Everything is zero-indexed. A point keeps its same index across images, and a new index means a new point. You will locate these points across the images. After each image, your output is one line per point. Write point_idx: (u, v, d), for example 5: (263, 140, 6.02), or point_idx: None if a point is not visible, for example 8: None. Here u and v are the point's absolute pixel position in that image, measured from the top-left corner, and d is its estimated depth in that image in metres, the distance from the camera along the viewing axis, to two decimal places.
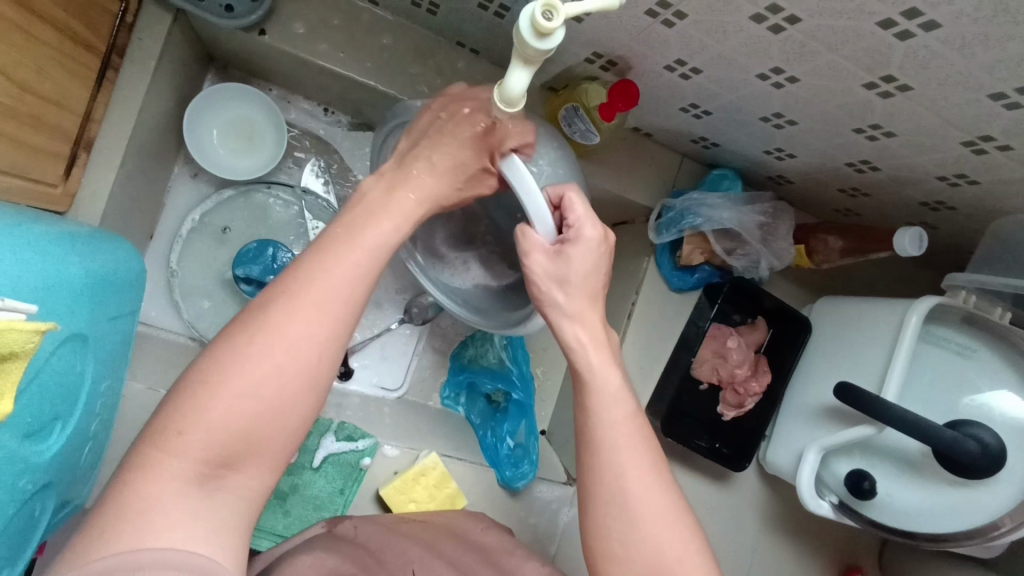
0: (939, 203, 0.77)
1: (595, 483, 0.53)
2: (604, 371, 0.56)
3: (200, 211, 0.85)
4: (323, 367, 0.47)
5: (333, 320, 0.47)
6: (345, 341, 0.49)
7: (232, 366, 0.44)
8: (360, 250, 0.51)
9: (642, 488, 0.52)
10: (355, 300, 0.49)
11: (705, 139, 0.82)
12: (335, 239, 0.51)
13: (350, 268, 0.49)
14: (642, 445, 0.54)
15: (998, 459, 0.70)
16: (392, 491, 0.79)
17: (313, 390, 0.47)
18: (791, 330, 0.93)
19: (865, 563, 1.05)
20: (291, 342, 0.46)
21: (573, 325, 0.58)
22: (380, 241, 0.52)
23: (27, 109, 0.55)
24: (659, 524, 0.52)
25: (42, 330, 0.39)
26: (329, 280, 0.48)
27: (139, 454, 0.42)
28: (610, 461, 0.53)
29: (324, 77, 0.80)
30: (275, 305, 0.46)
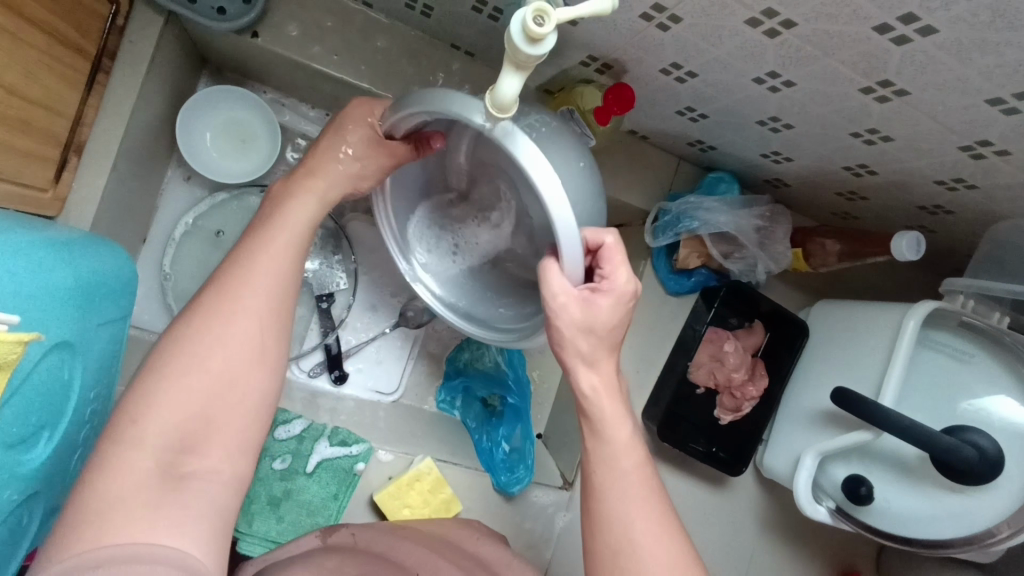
0: (937, 207, 0.77)
1: (603, 531, 0.53)
2: (615, 422, 0.56)
3: (193, 214, 0.85)
4: (272, 342, 0.50)
5: (271, 295, 0.51)
6: (285, 316, 0.52)
7: (178, 354, 0.47)
8: (290, 235, 0.54)
9: (647, 534, 0.52)
10: (284, 278, 0.52)
11: (702, 143, 0.82)
12: (263, 229, 0.54)
13: (282, 252, 0.53)
14: (647, 491, 0.54)
15: (995, 465, 0.69)
16: (386, 496, 0.79)
17: (266, 365, 0.50)
18: (789, 334, 0.93)
19: (862, 567, 1.05)
20: (229, 321, 0.49)
21: (588, 373, 0.56)
22: (302, 224, 0.55)
23: (15, 114, 0.55)
24: (666, 569, 0.51)
25: (26, 340, 0.38)
26: (262, 262, 0.51)
27: (97, 454, 0.43)
28: (619, 514, 0.53)
29: (317, 79, 0.79)
30: (211, 289, 0.50)
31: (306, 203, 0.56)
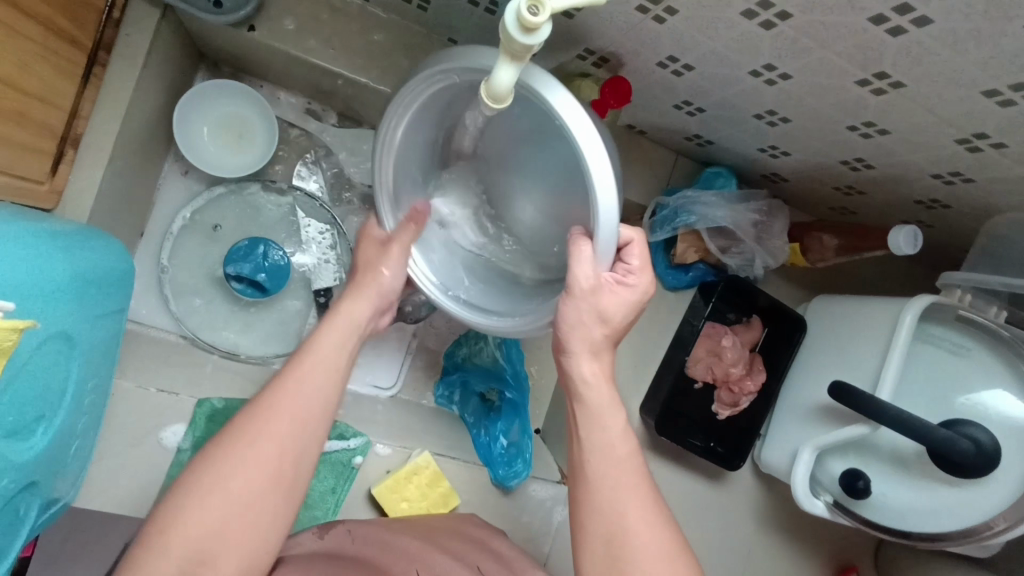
0: (934, 202, 0.77)
1: (595, 520, 0.55)
2: (613, 411, 0.59)
3: (191, 209, 0.84)
4: (292, 468, 0.54)
5: (294, 423, 0.55)
6: (307, 443, 0.55)
7: (206, 474, 0.51)
8: (325, 360, 0.59)
9: (630, 517, 0.54)
10: (311, 407, 0.56)
11: (699, 137, 0.82)
12: (296, 359, 0.58)
13: (318, 377, 0.58)
14: (633, 477, 0.56)
15: (991, 459, 0.69)
16: (384, 490, 0.79)
17: (284, 492, 0.53)
18: (786, 329, 0.93)
19: (860, 562, 1.05)
20: (256, 448, 0.52)
21: (589, 363, 0.60)
22: (332, 356, 0.59)
23: (10, 106, 0.55)
24: (657, 561, 0.53)
25: (21, 327, 0.38)
26: (298, 384, 0.56)
27: (128, 559, 0.49)
28: (612, 501, 0.55)
29: (315, 74, 0.79)
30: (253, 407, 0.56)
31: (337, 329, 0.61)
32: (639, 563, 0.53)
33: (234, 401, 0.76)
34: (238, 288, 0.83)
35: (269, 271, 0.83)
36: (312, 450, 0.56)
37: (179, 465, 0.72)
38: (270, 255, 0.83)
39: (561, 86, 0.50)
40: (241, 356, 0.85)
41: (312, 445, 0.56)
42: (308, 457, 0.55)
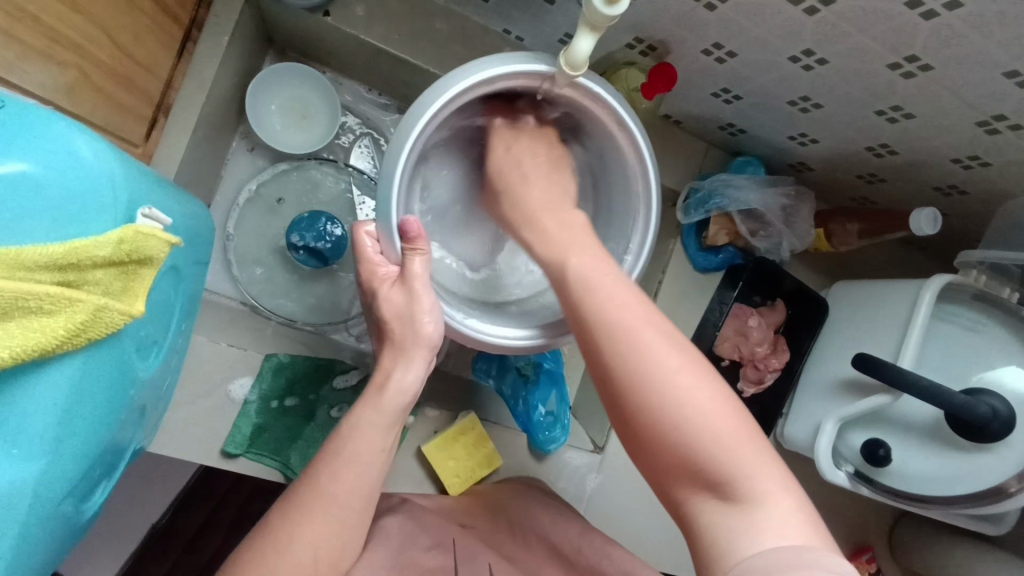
0: (952, 187, 0.82)
1: (602, 336, 0.51)
2: (580, 251, 0.58)
3: (256, 181, 0.90)
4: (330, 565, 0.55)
5: (330, 520, 0.55)
6: (347, 538, 0.56)
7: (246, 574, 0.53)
8: (367, 452, 0.58)
9: (630, 332, 0.50)
10: (348, 504, 0.56)
11: (732, 126, 0.88)
12: (332, 451, 0.57)
13: (359, 470, 0.57)
14: (620, 295, 0.52)
15: (1008, 424, 0.74)
16: (434, 447, 0.83)
17: None
18: (809, 311, 0.98)
19: (875, 542, 1.10)
20: (293, 555, 0.53)
21: (546, 229, 0.61)
22: (371, 447, 0.58)
23: (123, 69, 0.61)
24: (681, 366, 0.48)
25: (172, 242, 0.43)
26: (333, 479, 0.56)
27: None
28: (613, 315, 0.51)
29: (379, 59, 0.85)
30: (294, 502, 0.56)
31: (373, 416, 0.59)
32: (657, 365, 0.48)
33: (299, 358, 0.83)
34: (299, 257, 0.87)
35: (330, 244, 0.86)
36: (351, 541, 0.56)
37: (246, 416, 0.76)
38: (330, 231, 0.87)
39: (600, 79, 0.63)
40: (299, 324, 0.89)
41: (351, 537, 0.56)
42: (344, 550, 0.56)
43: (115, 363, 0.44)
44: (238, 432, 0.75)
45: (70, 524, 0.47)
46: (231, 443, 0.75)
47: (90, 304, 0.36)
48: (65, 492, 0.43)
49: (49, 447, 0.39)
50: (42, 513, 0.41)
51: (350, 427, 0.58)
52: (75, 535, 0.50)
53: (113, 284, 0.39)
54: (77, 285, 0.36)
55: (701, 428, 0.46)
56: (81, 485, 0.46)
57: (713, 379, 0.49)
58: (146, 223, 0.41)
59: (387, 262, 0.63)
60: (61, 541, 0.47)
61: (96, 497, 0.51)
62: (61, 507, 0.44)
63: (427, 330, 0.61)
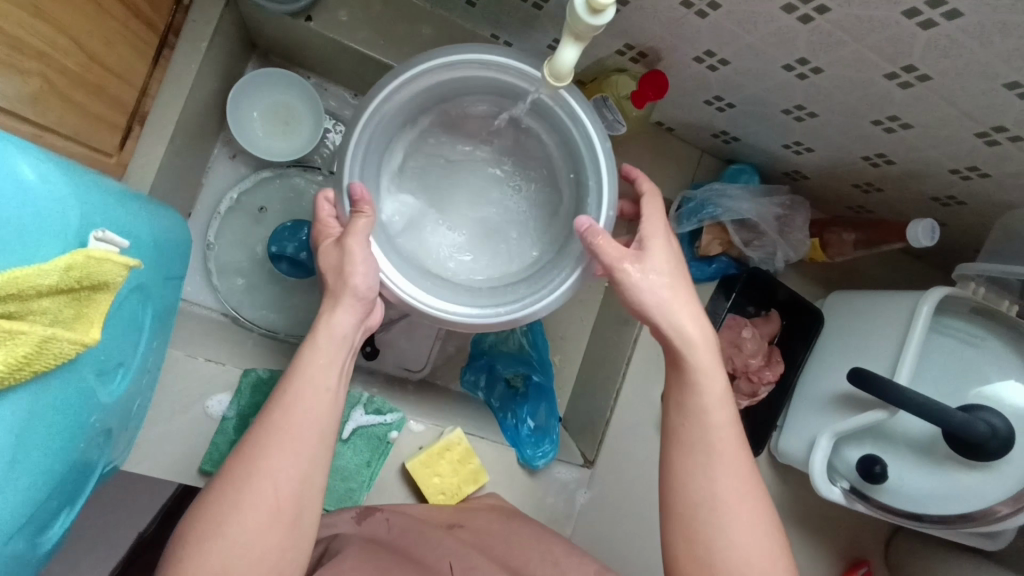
0: (949, 198, 0.81)
1: (694, 464, 0.58)
2: (711, 376, 0.60)
3: (238, 190, 0.87)
4: (291, 502, 0.53)
5: (289, 452, 0.53)
6: (308, 473, 0.54)
7: (206, 516, 0.51)
8: (316, 386, 0.57)
9: (717, 473, 0.57)
10: (304, 439, 0.54)
11: (726, 134, 0.86)
12: (281, 392, 0.56)
13: (307, 402, 0.56)
14: (741, 454, 0.58)
15: (1006, 443, 0.72)
16: (418, 464, 0.81)
17: (287, 525, 0.52)
18: (805, 322, 0.96)
19: (872, 557, 1.08)
20: (251, 490, 0.52)
21: (690, 324, 0.60)
22: (318, 381, 0.57)
23: (93, 78, 0.59)
24: (745, 519, 0.57)
25: (131, 265, 0.41)
26: (284, 414, 0.55)
27: None
28: (711, 454, 0.58)
29: (363, 64, 0.83)
30: (247, 441, 0.54)
31: (320, 353, 0.58)
32: (727, 517, 0.56)
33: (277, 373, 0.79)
34: (281, 268, 0.85)
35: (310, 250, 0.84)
36: (312, 477, 0.54)
37: (224, 433, 0.74)
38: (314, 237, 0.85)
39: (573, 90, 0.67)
40: (281, 335, 0.86)
41: (309, 469, 0.54)
42: (308, 484, 0.54)
43: (72, 390, 0.42)
44: (214, 451, 0.73)
45: (24, 558, 0.45)
46: (207, 461, 0.73)
47: (34, 336, 0.34)
48: (16, 528, 0.41)
49: None
50: None
51: (294, 368, 0.57)
52: (32, 568, 0.48)
53: (64, 312, 0.36)
54: (21, 317, 0.33)
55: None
56: (34, 519, 0.44)
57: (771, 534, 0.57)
58: (99, 247, 0.38)
59: (339, 226, 0.65)
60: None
61: (54, 528, 0.49)
62: (10, 544, 0.41)
63: (354, 285, 0.61)
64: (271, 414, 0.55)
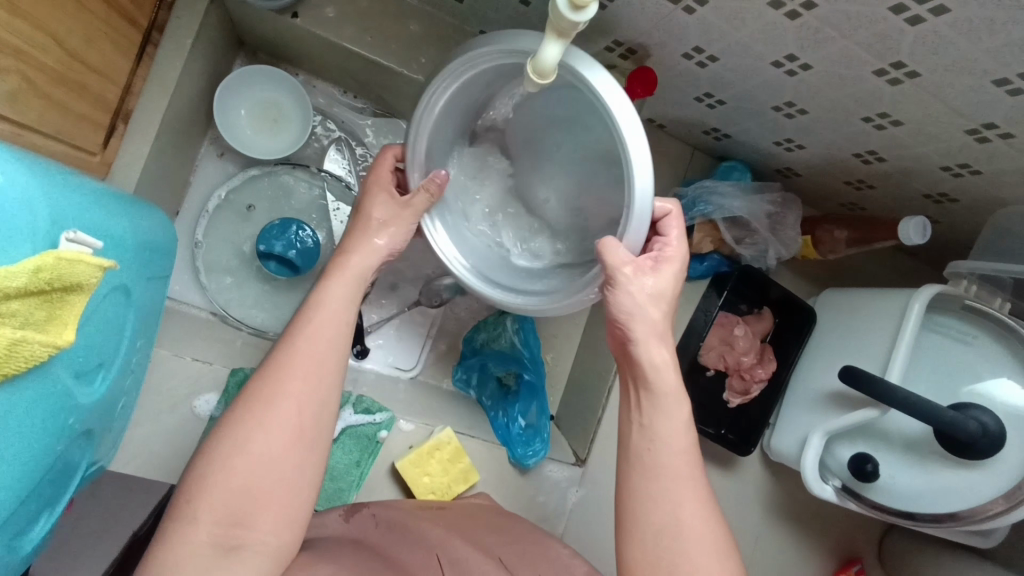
0: (942, 195, 0.80)
1: (661, 486, 0.57)
2: (677, 399, 0.60)
3: (227, 188, 0.86)
4: (311, 425, 0.57)
5: (308, 378, 0.57)
6: (324, 401, 0.58)
7: (232, 433, 0.55)
8: (333, 322, 0.60)
9: (680, 496, 0.57)
10: (322, 370, 0.58)
11: (717, 131, 0.86)
12: (300, 325, 0.60)
13: (323, 337, 0.59)
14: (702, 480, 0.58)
15: (996, 442, 0.72)
16: (408, 464, 0.81)
17: (306, 445, 0.56)
18: (797, 320, 0.96)
19: (865, 553, 1.08)
20: (273, 412, 0.55)
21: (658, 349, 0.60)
22: (336, 317, 0.60)
23: (74, 76, 0.59)
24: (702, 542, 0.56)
25: (105, 266, 0.40)
26: (305, 345, 0.58)
27: (164, 526, 0.53)
28: (675, 476, 0.58)
29: (351, 61, 0.82)
30: (269, 368, 0.58)
31: (339, 290, 0.62)
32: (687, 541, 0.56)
33: None
34: (269, 267, 0.85)
35: (301, 251, 0.84)
36: (328, 406, 0.58)
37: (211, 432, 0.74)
38: (302, 236, 0.85)
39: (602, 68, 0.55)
40: (270, 334, 0.86)
41: (327, 396, 0.58)
42: (323, 412, 0.58)
43: (48, 392, 0.42)
44: None
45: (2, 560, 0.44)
46: None
47: (3, 338, 0.33)
48: None
49: None
50: None
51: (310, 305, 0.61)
52: (12, 570, 0.47)
53: (35, 314, 0.36)
54: None
55: None
56: (12, 521, 0.44)
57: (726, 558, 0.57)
58: (71, 248, 0.38)
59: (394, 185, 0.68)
60: None
61: (35, 530, 0.49)
62: None
63: (379, 240, 0.66)
64: (292, 346, 0.58)
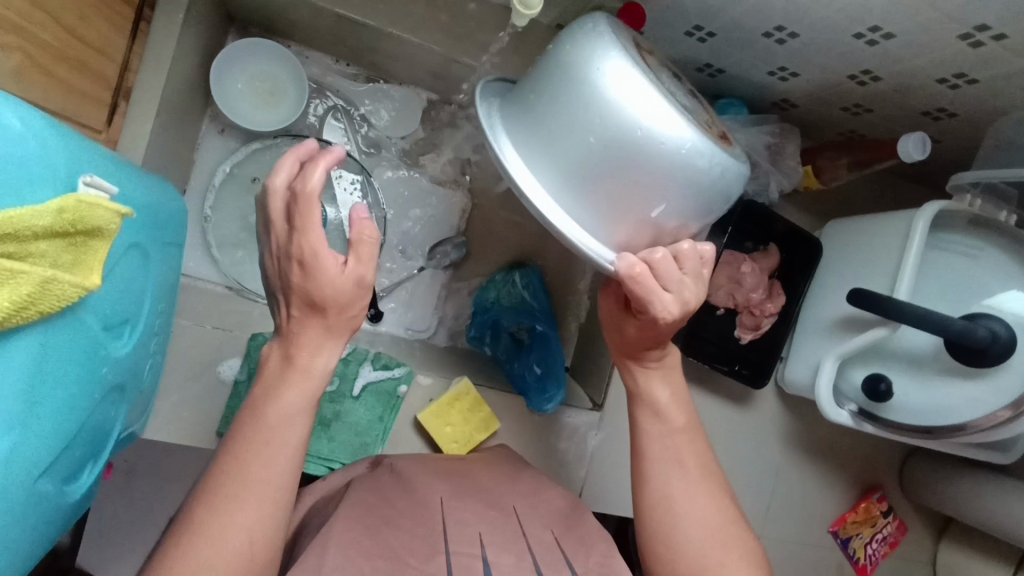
0: (941, 111, 0.80)
1: (654, 457, 0.67)
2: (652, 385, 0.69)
3: (230, 162, 0.88)
4: (265, 549, 0.50)
5: (261, 499, 0.51)
6: (278, 517, 0.52)
7: (173, 568, 0.47)
8: (284, 433, 0.53)
9: (668, 461, 0.66)
10: (276, 484, 0.52)
11: (710, 66, 0.85)
12: (248, 435, 0.53)
13: (276, 448, 0.53)
14: (688, 448, 0.67)
15: (1009, 348, 0.72)
16: (429, 415, 0.83)
17: (260, 573, 0.50)
18: (802, 252, 0.95)
19: (885, 481, 1.11)
20: (223, 536, 0.49)
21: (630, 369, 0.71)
22: (290, 421, 0.54)
23: (73, 53, 0.60)
24: (699, 489, 0.65)
25: (122, 213, 0.42)
26: (254, 458, 0.52)
27: None
28: (661, 445, 0.67)
29: (341, 26, 0.83)
30: (216, 486, 0.51)
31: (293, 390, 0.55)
32: (683, 490, 0.65)
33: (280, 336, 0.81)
34: None
35: None
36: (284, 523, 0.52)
37: (237, 396, 0.76)
38: None
39: (523, 170, 0.57)
40: None
41: (283, 515, 0.52)
42: (278, 534, 0.52)
43: (79, 339, 0.44)
44: (229, 414, 0.75)
45: (54, 503, 0.47)
46: (223, 423, 0.76)
47: (36, 275, 0.35)
48: (40, 471, 0.43)
49: (15, 425, 0.39)
50: (17, 492, 0.41)
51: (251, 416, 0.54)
52: (63, 517, 0.51)
53: (62, 257, 0.38)
54: (21, 258, 0.35)
55: (697, 546, 0.63)
56: (58, 466, 0.46)
57: (723, 504, 0.65)
58: (89, 194, 0.39)
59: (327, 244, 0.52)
60: (46, 520, 0.47)
61: (79, 479, 0.51)
62: (37, 486, 0.44)
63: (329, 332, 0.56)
64: (244, 458, 0.52)
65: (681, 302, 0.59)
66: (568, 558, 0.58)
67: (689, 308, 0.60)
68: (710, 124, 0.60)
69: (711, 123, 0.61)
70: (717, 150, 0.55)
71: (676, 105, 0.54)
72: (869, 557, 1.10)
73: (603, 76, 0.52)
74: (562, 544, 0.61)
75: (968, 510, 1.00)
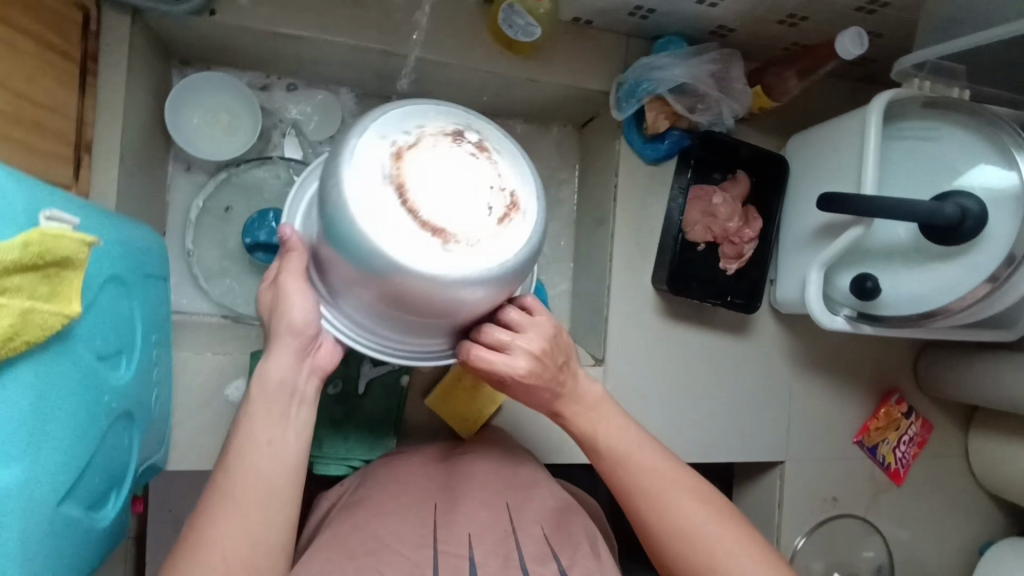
0: (871, 3, 0.81)
1: (624, 465, 0.65)
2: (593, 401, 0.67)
3: (202, 196, 0.90)
4: (260, 534, 0.54)
5: (253, 489, 0.54)
6: (273, 506, 0.55)
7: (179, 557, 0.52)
8: (266, 422, 0.57)
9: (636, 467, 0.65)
10: (265, 476, 0.55)
11: (641, 8, 0.86)
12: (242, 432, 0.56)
13: (265, 439, 0.56)
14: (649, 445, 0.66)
15: (981, 220, 0.73)
16: (437, 400, 0.87)
17: (259, 557, 0.54)
18: (770, 171, 0.97)
19: (901, 382, 1.11)
20: (219, 525, 0.53)
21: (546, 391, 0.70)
22: (273, 412, 0.57)
23: (27, 116, 0.62)
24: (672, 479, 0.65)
25: (88, 241, 0.44)
26: (240, 453, 0.55)
27: None
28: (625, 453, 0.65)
29: (279, 44, 0.85)
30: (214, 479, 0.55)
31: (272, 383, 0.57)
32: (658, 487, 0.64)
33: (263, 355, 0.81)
34: (258, 257, 0.89)
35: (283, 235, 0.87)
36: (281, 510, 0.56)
37: None
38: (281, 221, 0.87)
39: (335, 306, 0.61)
40: None
41: (278, 503, 0.56)
42: (274, 521, 0.55)
43: (74, 369, 0.47)
44: None
45: (81, 527, 0.50)
46: None
47: (14, 306, 0.38)
48: (60, 496, 0.46)
49: (26, 454, 0.41)
50: (41, 519, 0.44)
51: (245, 407, 0.57)
52: (94, 543, 0.54)
53: (38, 288, 0.40)
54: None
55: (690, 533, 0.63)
56: (77, 493, 0.49)
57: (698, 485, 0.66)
58: (54, 226, 0.42)
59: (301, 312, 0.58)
60: (77, 543, 0.50)
61: (102, 503, 0.54)
62: (61, 510, 0.47)
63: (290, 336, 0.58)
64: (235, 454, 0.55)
65: (530, 361, 0.61)
66: (554, 552, 0.58)
67: (545, 355, 0.62)
68: (493, 207, 0.55)
69: (501, 193, 0.55)
70: (494, 267, 0.53)
71: (436, 245, 0.52)
72: (900, 461, 1.11)
73: (352, 246, 0.52)
74: (555, 533, 0.61)
75: (988, 393, 1.00)
